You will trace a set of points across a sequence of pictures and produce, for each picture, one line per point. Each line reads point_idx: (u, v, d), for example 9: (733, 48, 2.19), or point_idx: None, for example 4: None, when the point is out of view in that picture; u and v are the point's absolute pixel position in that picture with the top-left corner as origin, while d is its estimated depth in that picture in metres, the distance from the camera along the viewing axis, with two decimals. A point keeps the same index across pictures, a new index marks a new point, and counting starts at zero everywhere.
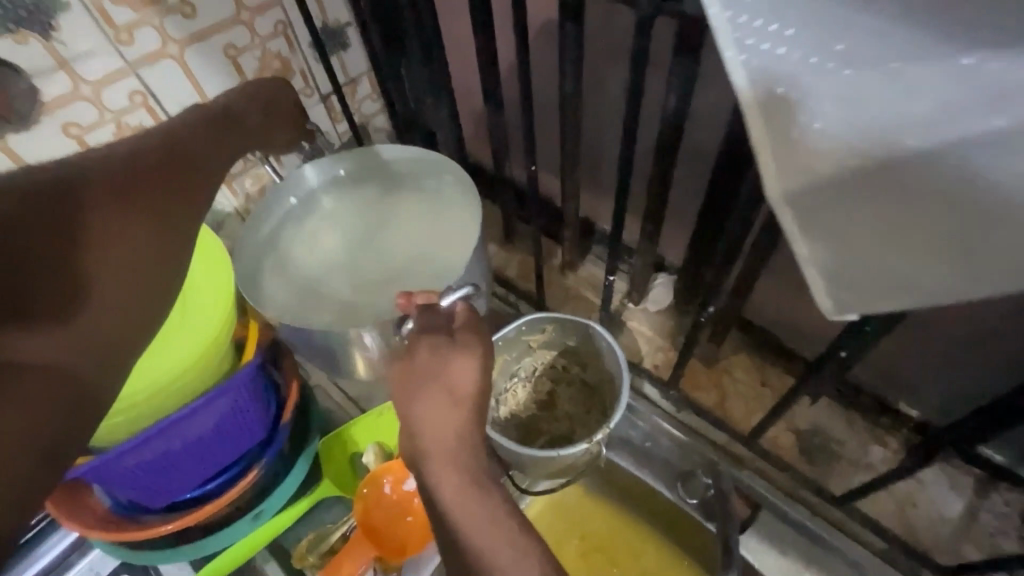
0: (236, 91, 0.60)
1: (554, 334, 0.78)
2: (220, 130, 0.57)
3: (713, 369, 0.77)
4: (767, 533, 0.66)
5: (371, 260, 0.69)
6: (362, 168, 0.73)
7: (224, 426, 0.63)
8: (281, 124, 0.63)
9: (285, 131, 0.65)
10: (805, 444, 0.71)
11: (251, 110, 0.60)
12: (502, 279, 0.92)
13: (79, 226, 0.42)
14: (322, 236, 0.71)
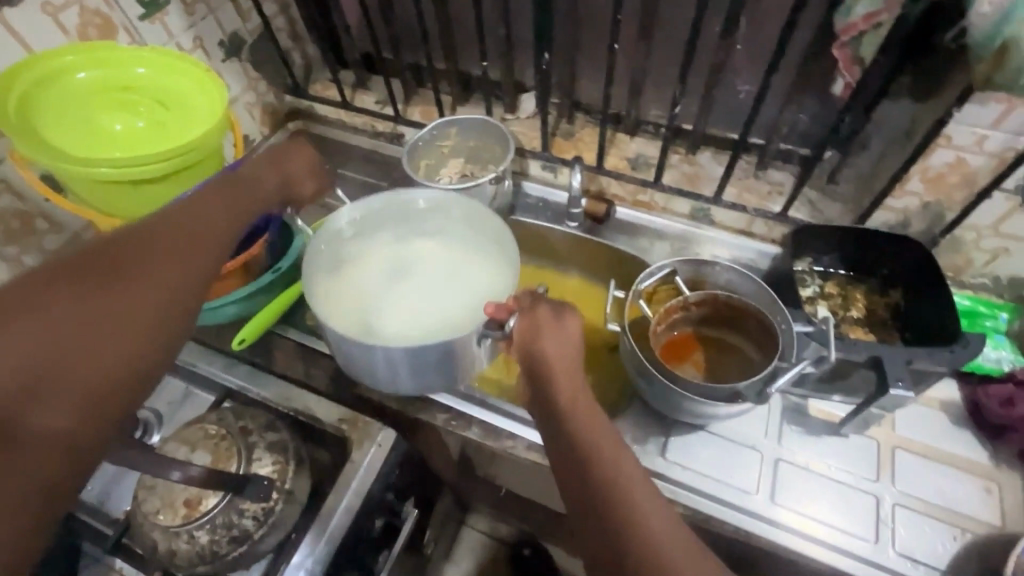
0: (258, 160, 0.78)
1: (455, 137, 1.08)
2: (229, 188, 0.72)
3: (571, 140, 1.10)
4: (617, 228, 1.06)
5: (421, 293, 0.85)
6: (381, 225, 0.91)
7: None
8: (295, 166, 0.82)
9: (302, 173, 0.82)
10: (634, 163, 1.05)
11: (262, 175, 0.77)
12: (410, 123, 1.18)
13: (105, 266, 0.57)
14: (365, 280, 0.86)
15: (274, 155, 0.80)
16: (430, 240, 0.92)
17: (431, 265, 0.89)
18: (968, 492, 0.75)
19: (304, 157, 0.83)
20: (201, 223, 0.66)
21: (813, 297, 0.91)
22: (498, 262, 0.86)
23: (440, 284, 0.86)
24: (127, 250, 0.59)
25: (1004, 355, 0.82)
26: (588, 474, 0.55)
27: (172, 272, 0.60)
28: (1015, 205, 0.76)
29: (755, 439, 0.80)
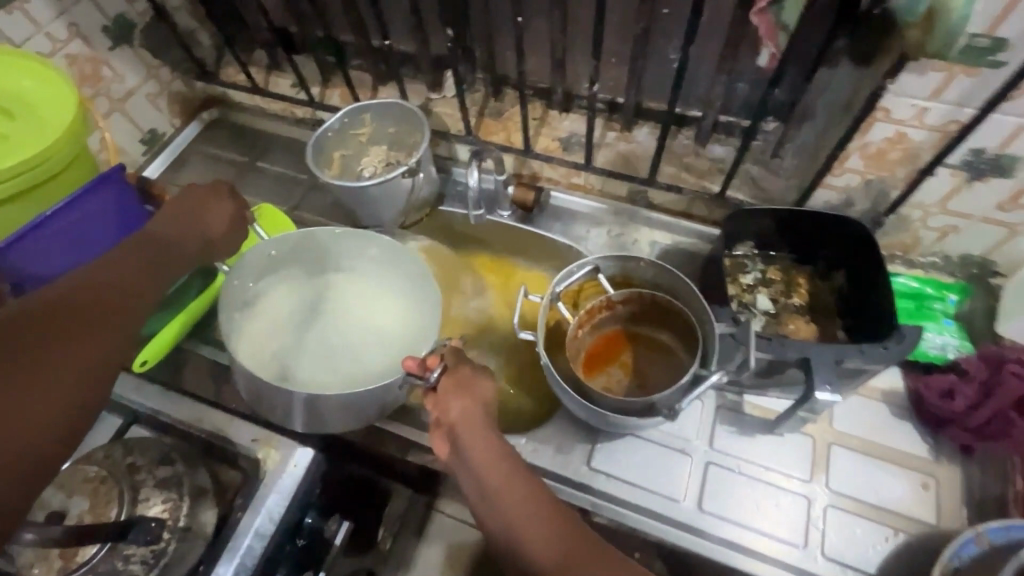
0: (166, 217, 0.73)
1: (372, 125, 0.99)
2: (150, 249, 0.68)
3: (500, 120, 1.01)
4: (552, 216, 0.98)
5: (337, 336, 0.79)
6: (302, 259, 0.83)
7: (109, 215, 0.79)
8: (212, 219, 0.77)
9: (217, 222, 0.77)
10: (566, 143, 0.97)
11: (177, 234, 0.73)
12: (328, 108, 1.08)
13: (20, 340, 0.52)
14: (283, 323, 0.79)
15: (183, 208, 0.75)
16: (355, 275, 0.84)
17: (355, 304, 0.82)
18: (904, 489, 0.71)
19: (224, 208, 0.78)
20: (126, 297, 0.62)
21: (752, 285, 0.85)
22: (426, 308, 0.79)
23: (364, 330, 0.80)
24: (44, 334, 0.53)
25: (950, 341, 0.78)
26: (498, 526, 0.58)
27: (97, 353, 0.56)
28: (961, 181, 0.69)
29: (686, 442, 0.76)
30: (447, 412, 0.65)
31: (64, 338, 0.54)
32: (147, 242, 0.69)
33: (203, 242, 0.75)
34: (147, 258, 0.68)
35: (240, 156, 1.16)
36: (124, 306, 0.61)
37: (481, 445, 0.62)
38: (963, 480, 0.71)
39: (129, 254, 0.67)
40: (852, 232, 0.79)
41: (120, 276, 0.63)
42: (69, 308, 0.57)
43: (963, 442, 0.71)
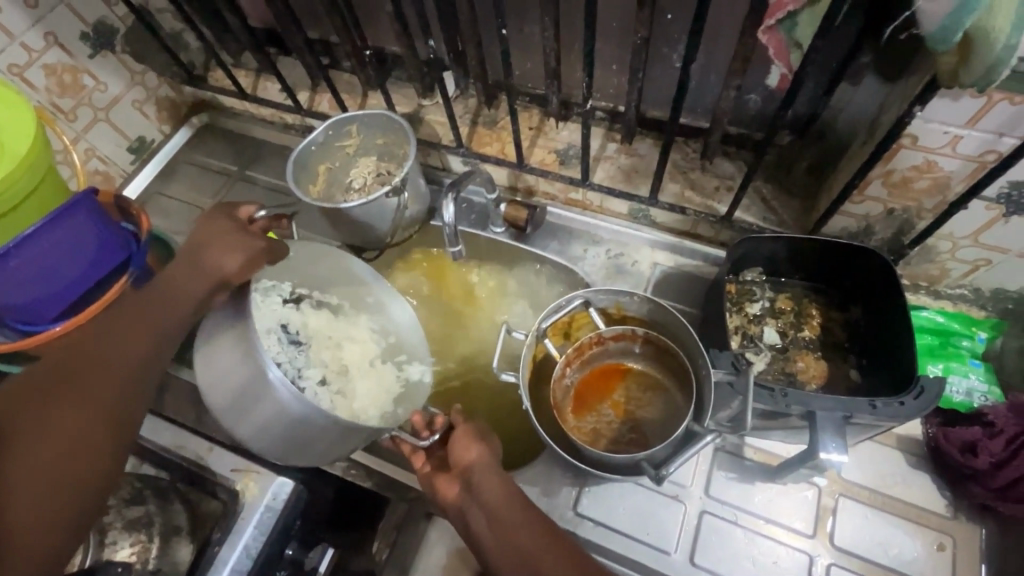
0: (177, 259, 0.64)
1: (359, 136, 0.94)
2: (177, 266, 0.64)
3: (494, 129, 0.95)
4: (547, 234, 0.92)
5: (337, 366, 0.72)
6: (294, 272, 0.74)
7: (82, 243, 0.77)
8: (225, 251, 0.64)
9: (221, 248, 0.64)
10: (563, 155, 0.91)
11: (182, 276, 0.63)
12: (316, 115, 1.04)
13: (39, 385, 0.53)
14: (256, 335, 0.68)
15: (188, 246, 0.65)
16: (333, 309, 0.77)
17: (327, 338, 0.74)
18: (916, 549, 0.66)
19: (225, 227, 0.67)
20: (136, 342, 0.58)
21: (760, 315, 0.79)
22: (411, 369, 0.74)
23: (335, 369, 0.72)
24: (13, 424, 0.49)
25: (975, 386, 0.70)
26: None
27: (70, 443, 0.50)
28: (998, 215, 0.62)
29: (681, 488, 0.71)
30: (464, 456, 0.62)
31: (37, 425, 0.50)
32: (157, 294, 0.61)
33: (216, 278, 0.63)
34: (155, 319, 0.60)
35: (230, 164, 1.12)
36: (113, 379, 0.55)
37: (501, 495, 0.58)
38: (982, 540, 0.65)
39: (137, 316, 0.60)
40: (872, 262, 0.71)
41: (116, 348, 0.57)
42: (52, 388, 0.52)
43: (984, 501, 0.65)
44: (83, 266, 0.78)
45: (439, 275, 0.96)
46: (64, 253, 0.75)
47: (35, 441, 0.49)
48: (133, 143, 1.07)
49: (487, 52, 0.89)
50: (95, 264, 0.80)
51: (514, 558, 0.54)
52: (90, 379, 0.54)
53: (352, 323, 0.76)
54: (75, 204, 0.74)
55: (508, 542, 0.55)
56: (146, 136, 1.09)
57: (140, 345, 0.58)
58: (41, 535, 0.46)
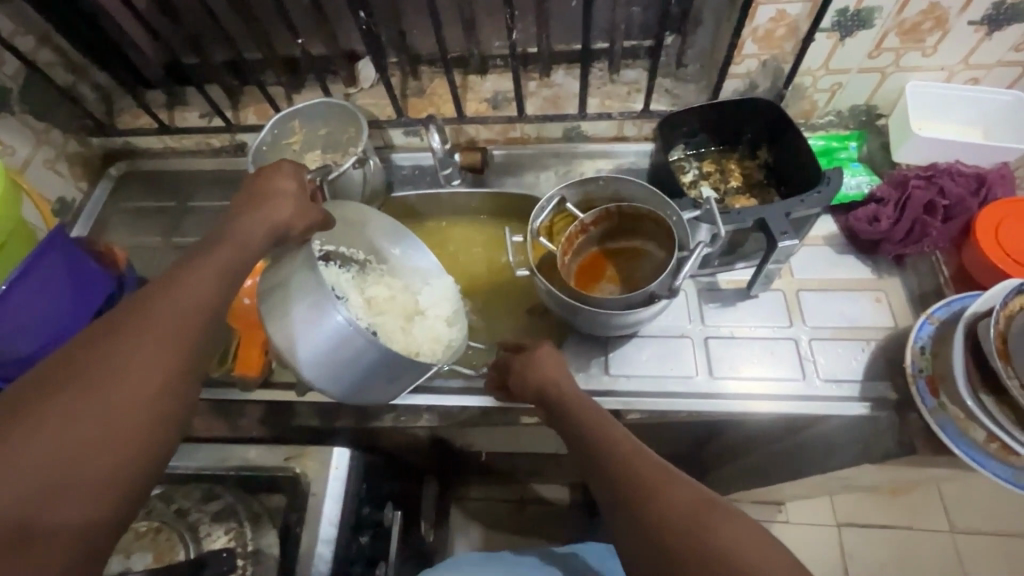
0: (241, 210, 0.68)
1: (303, 130, 0.98)
2: (241, 213, 0.68)
3: (426, 96, 1.04)
4: (501, 173, 1.03)
5: (381, 316, 0.83)
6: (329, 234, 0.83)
7: (65, 277, 0.74)
8: (278, 205, 0.70)
9: (284, 204, 0.70)
10: (494, 101, 1.02)
11: (250, 231, 0.66)
12: (248, 128, 1.06)
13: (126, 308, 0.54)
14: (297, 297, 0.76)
15: (250, 198, 0.69)
16: (358, 265, 0.87)
17: (360, 293, 0.84)
18: (862, 308, 0.84)
19: (290, 186, 0.72)
20: (204, 275, 0.59)
21: (695, 181, 0.95)
22: (444, 318, 0.84)
23: (375, 319, 0.82)
24: (103, 346, 0.50)
25: (862, 180, 0.91)
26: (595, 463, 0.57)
27: (151, 363, 0.51)
28: (836, 41, 0.82)
29: (682, 327, 0.85)
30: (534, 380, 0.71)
31: (126, 362, 0.50)
32: (223, 238, 0.64)
33: (274, 231, 0.69)
34: (223, 270, 0.61)
35: (166, 201, 1.10)
36: (192, 308, 0.56)
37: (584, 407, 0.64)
38: (903, 284, 0.85)
39: (200, 262, 0.60)
40: (760, 109, 0.90)
41: (189, 292, 0.57)
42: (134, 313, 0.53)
43: (896, 253, 0.84)
44: (78, 303, 0.76)
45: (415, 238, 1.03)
46: (53, 292, 0.73)
47: (127, 382, 0.49)
48: (56, 202, 1.03)
49: (402, 25, 0.98)
50: (89, 299, 0.78)
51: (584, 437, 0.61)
52: (170, 308, 0.54)
53: (382, 277, 0.86)
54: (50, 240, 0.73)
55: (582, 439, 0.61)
56: (66, 194, 1.05)
57: (205, 277, 0.59)
58: (135, 470, 0.49)
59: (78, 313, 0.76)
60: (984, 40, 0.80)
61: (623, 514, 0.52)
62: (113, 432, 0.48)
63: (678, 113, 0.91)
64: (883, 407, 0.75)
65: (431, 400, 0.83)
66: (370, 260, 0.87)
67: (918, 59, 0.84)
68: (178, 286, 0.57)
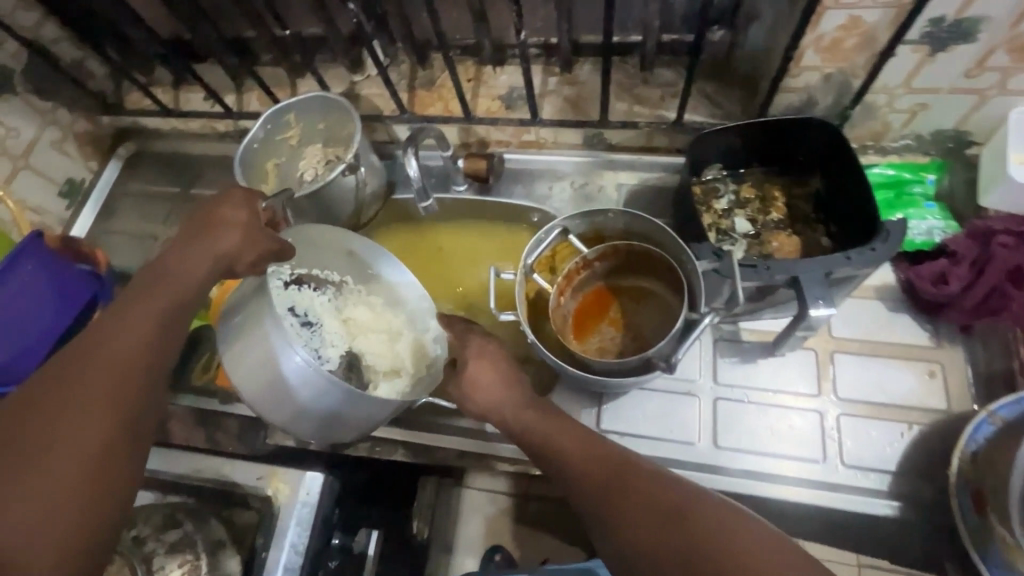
0: (183, 245, 0.64)
1: (300, 124, 0.91)
2: (182, 246, 0.64)
3: (434, 89, 0.94)
4: (510, 181, 0.93)
5: (358, 343, 0.78)
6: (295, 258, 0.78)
7: (44, 281, 0.75)
8: (222, 234, 0.65)
9: (230, 236, 0.66)
10: (507, 99, 0.91)
11: (194, 266, 0.63)
12: (249, 114, 1.00)
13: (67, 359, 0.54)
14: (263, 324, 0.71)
15: (193, 230, 0.66)
16: (334, 287, 0.81)
17: (335, 316, 0.79)
18: (910, 382, 0.71)
19: (242, 215, 0.68)
20: (144, 319, 0.58)
21: (728, 209, 0.82)
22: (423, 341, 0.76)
23: (352, 345, 0.78)
24: (49, 405, 0.50)
25: (935, 225, 0.75)
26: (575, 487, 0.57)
27: (98, 415, 0.51)
28: (925, 56, 0.65)
29: (690, 383, 0.75)
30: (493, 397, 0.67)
31: (56, 428, 0.49)
32: (163, 274, 0.62)
33: (221, 264, 0.65)
34: (159, 310, 0.59)
35: (172, 186, 1.08)
36: (132, 355, 0.55)
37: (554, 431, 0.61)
38: (966, 359, 0.71)
39: (139, 305, 0.59)
40: (818, 131, 0.75)
41: (117, 344, 0.55)
42: (75, 366, 0.53)
43: (963, 322, 0.70)
44: (50, 311, 0.76)
45: (416, 246, 0.96)
46: (22, 303, 0.73)
47: (52, 448, 0.48)
48: (64, 183, 1.02)
49: (408, 10, 0.87)
50: (64, 307, 0.77)
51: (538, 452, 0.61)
52: (108, 360, 0.54)
53: (360, 298, 0.80)
54: (25, 246, 0.74)
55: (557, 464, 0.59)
56: (75, 175, 1.04)
57: (143, 321, 0.58)
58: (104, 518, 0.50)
59: (52, 323, 0.76)
60: None
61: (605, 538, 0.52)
62: (70, 489, 0.48)
63: (717, 130, 0.77)
64: (912, 507, 0.65)
65: (408, 437, 0.80)
66: (349, 281, 0.81)
67: None
68: (118, 334, 0.56)
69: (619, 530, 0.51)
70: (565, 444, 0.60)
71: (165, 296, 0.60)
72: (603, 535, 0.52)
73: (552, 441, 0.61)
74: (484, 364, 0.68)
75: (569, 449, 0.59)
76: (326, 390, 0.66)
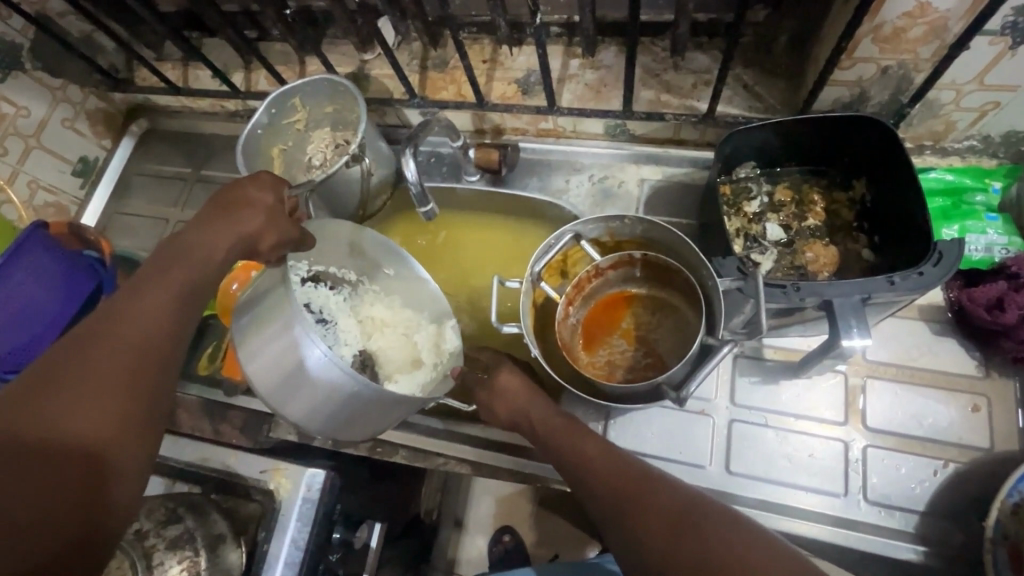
0: (206, 221, 0.58)
1: (305, 107, 0.87)
2: (206, 220, 0.58)
3: (447, 71, 0.87)
4: (525, 172, 0.87)
5: (373, 343, 0.75)
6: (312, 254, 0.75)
7: (48, 268, 0.76)
8: (248, 216, 0.59)
9: (256, 216, 0.59)
10: (524, 84, 0.84)
11: (217, 243, 0.57)
12: (257, 95, 0.96)
13: (82, 332, 0.48)
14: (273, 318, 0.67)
15: (216, 206, 0.59)
16: (350, 286, 0.78)
17: (351, 316, 0.76)
18: (951, 416, 0.65)
19: (265, 197, 0.61)
20: (166, 295, 0.52)
21: (760, 213, 0.75)
22: (436, 344, 0.73)
23: (367, 345, 0.75)
24: (65, 380, 0.44)
25: (995, 240, 0.67)
26: (593, 493, 0.55)
27: (122, 396, 0.46)
28: (1005, 49, 0.56)
29: (706, 402, 0.70)
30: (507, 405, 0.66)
31: (76, 407, 0.44)
32: (182, 249, 0.56)
33: (242, 245, 0.59)
34: (175, 292, 0.53)
35: (183, 167, 1.06)
36: (153, 334, 0.50)
37: (575, 436, 0.60)
38: (1017, 393, 0.64)
39: (160, 280, 0.53)
40: (868, 131, 0.66)
41: (142, 318, 0.50)
42: (92, 341, 0.47)
43: (1017, 355, 0.63)
44: (54, 300, 0.76)
45: (426, 237, 0.92)
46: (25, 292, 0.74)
47: (89, 448, 0.43)
48: (78, 162, 1.01)
49: None
50: (68, 298, 0.78)
51: (565, 457, 0.59)
52: (127, 338, 0.48)
53: (377, 299, 0.77)
54: (27, 235, 0.75)
55: (578, 472, 0.57)
56: (88, 153, 1.03)
57: (167, 298, 0.52)
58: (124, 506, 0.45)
59: (55, 313, 0.76)
60: None
61: (615, 532, 0.51)
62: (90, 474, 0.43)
63: (751, 127, 0.69)
64: (939, 552, 0.61)
65: (409, 440, 0.79)
66: (364, 280, 0.78)
67: None
68: (138, 309, 0.50)
69: (633, 530, 0.50)
70: (591, 452, 0.57)
71: (181, 277, 0.54)
72: (614, 530, 0.51)
73: (575, 446, 0.59)
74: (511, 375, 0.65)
75: (591, 451, 0.57)
76: (344, 389, 0.62)
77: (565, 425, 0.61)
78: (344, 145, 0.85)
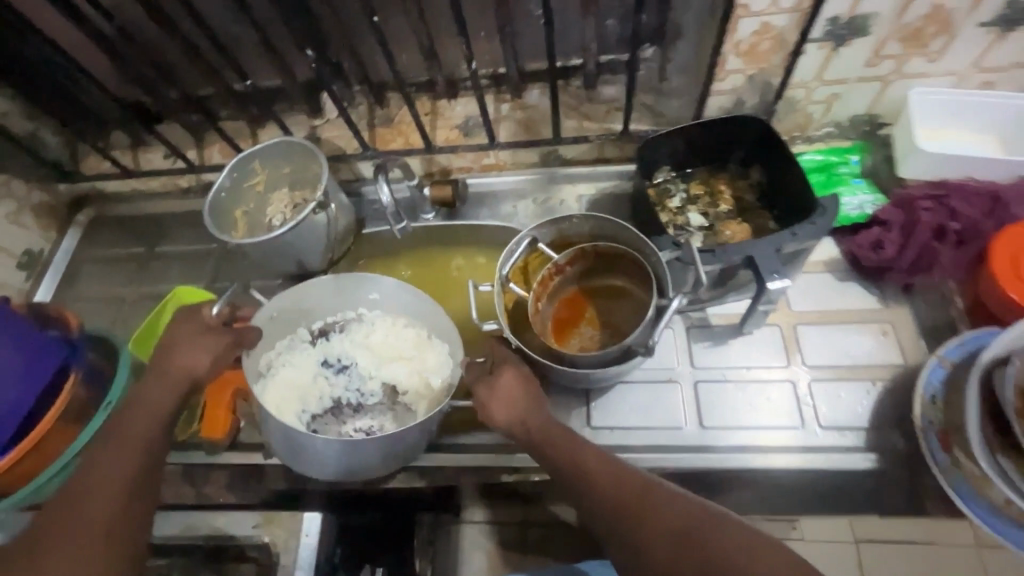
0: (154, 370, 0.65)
1: (266, 171, 0.93)
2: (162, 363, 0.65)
3: (393, 125, 0.97)
4: (476, 204, 0.97)
5: (390, 369, 0.80)
6: (299, 318, 0.82)
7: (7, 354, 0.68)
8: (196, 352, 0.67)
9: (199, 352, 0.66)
10: (464, 127, 0.95)
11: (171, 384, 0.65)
12: (212, 168, 1.02)
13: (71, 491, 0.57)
14: (304, 387, 0.79)
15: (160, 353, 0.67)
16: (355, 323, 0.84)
17: (364, 351, 0.82)
18: (869, 343, 0.77)
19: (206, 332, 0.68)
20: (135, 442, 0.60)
21: (681, 206, 0.88)
22: (435, 357, 0.79)
23: (385, 373, 0.80)
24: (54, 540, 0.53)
25: (865, 199, 0.83)
26: (600, 506, 0.57)
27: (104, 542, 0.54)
28: (830, 51, 0.74)
29: (672, 370, 0.79)
30: (512, 412, 0.66)
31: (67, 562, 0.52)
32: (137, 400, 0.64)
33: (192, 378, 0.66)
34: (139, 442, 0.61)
35: (135, 246, 1.07)
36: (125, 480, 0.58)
37: (576, 451, 0.62)
38: (913, 314, 0.78)
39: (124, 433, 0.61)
40: (750, 128, 0.83)
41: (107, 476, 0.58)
42: (74, 500, 0.56)
43: (903, 282, 0.77)
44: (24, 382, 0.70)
45: None
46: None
47: None
48: (22, 255, 1.00)
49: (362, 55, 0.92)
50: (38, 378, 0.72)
51: (562, 469, 0.61)
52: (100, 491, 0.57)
53: (378, 325, 0.83)
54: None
55: (583, 483, 0.59)
56: (33, 246, 1.02)
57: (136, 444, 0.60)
58: None
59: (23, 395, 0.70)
60: (998, 41, 0.71)
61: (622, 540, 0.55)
62: None
63: (661, 135, 0.84)
64: (887, 456, 0.70)
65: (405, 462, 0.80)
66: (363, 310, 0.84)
67: (923, 65, 0.75)
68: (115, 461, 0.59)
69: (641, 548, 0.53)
70: (593, 465, 0.59)
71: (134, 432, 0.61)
72: (617, 542, 0.55)
73: (576, 459, 0.61)
74: (515, 374, 0.68)
75: (592, 465, 0.60)
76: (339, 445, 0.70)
77: (561, 437, 0.64)
78: (303, 202, 0.91)
